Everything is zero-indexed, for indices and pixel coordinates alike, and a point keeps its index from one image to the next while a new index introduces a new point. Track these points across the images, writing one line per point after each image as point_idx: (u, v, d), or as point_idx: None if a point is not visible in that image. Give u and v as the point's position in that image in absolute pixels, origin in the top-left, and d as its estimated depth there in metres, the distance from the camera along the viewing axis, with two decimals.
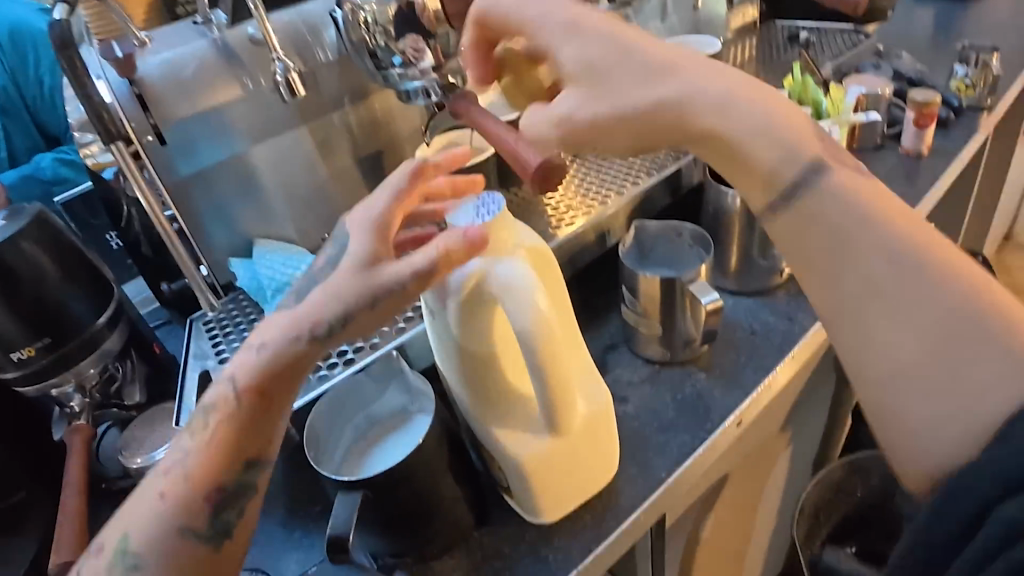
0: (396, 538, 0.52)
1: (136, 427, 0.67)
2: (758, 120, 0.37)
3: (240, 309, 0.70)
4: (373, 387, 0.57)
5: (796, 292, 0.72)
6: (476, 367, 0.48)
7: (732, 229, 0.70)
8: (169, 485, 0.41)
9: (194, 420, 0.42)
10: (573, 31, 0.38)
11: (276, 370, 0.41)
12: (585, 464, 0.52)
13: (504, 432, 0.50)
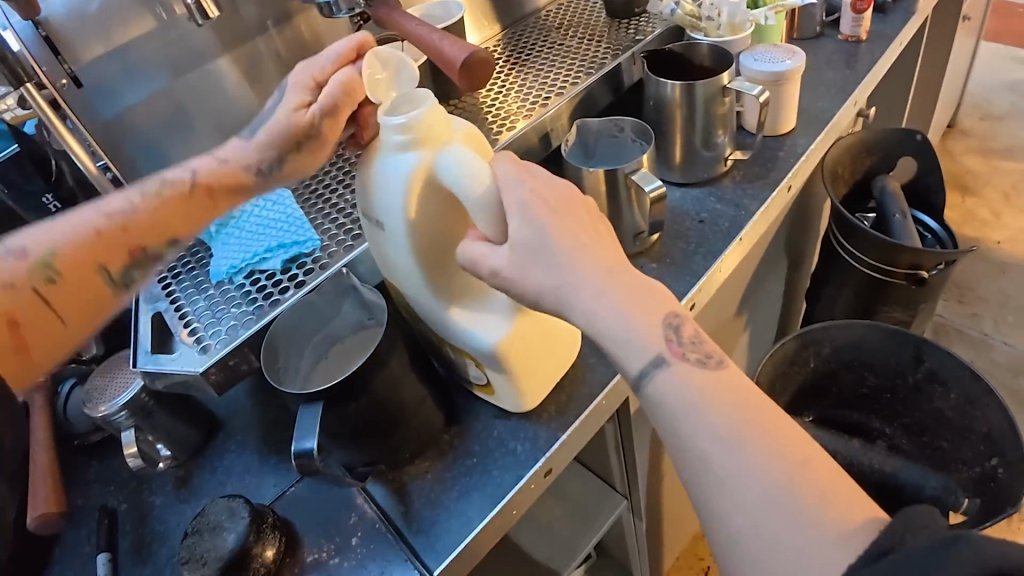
0: (366, 448, 0.53)
1: (97, 377, 0.66)
2: (569, 278, 0.41)
3: (187, 250, 0.68)
4: (328, 305, 0.57)
5: (741, 179, 0.74)
6: (427, 276, 0.48)
7: (674, 120, 0.70)
8: (105, 221, 0.49)
9: (145, 186, 0.52)
10: (518, 198, 0.43)
11: (224, 175, 0.54)
12: (549, 351, 0.53)
13: (465, 326, 0.49)
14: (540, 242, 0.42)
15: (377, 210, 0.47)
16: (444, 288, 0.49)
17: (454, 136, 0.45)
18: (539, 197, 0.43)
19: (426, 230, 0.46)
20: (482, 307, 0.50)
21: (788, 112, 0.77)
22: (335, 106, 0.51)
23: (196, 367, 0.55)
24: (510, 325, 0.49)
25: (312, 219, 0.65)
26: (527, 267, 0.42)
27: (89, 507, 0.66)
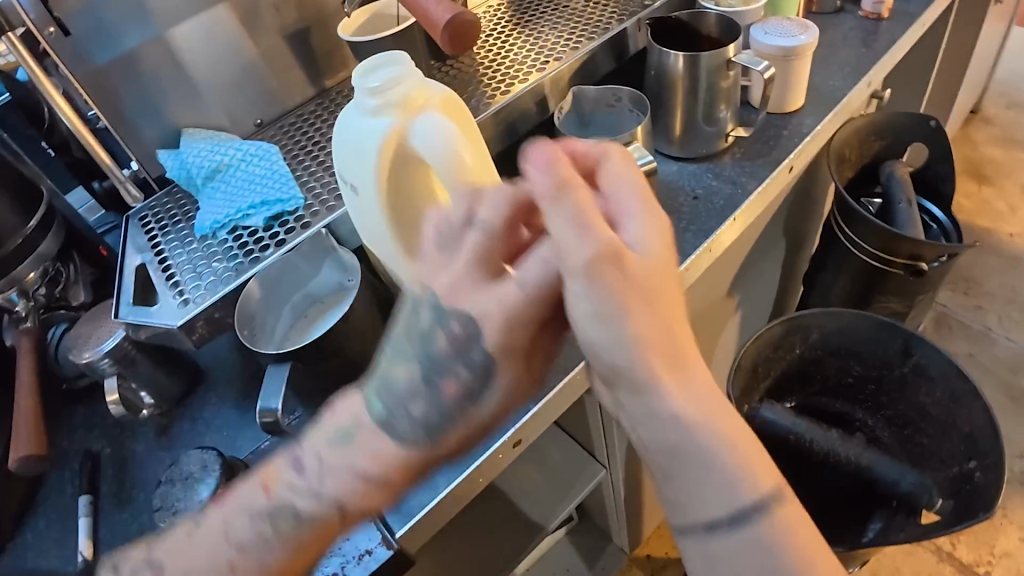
0: None
1: (81, 322, 0.66)
2: (671, 396, 0.38)
3: (175, 203, 0.67)
4: (307, 266, 0.57)
5: (741, 157, 0.72)
6: (398, 242, 0.47)
7: (676, 93, 0.68)
8: (238, 556, 0.43)
9: (273, 512, 0.43)
10: (650, 251, 0.39)
11: (373, 493, 0.44)
12: None
13: None
14: (652, 288, 0.38)
15: (353, 175, 0.46)
16: (419, 257, 0.48)
17: (429, 101, 0.44)
18: (655, 225, 0.40)
19: (397, 196, 0.45)
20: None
21: (796, 90, 0.75)
22: (491, 258, 0.41)
23: (174, 320, 0.55)
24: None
25: (298, 177, 0.64)
26: (623, 305, 0.37)
27: (75, 450, 0.69)
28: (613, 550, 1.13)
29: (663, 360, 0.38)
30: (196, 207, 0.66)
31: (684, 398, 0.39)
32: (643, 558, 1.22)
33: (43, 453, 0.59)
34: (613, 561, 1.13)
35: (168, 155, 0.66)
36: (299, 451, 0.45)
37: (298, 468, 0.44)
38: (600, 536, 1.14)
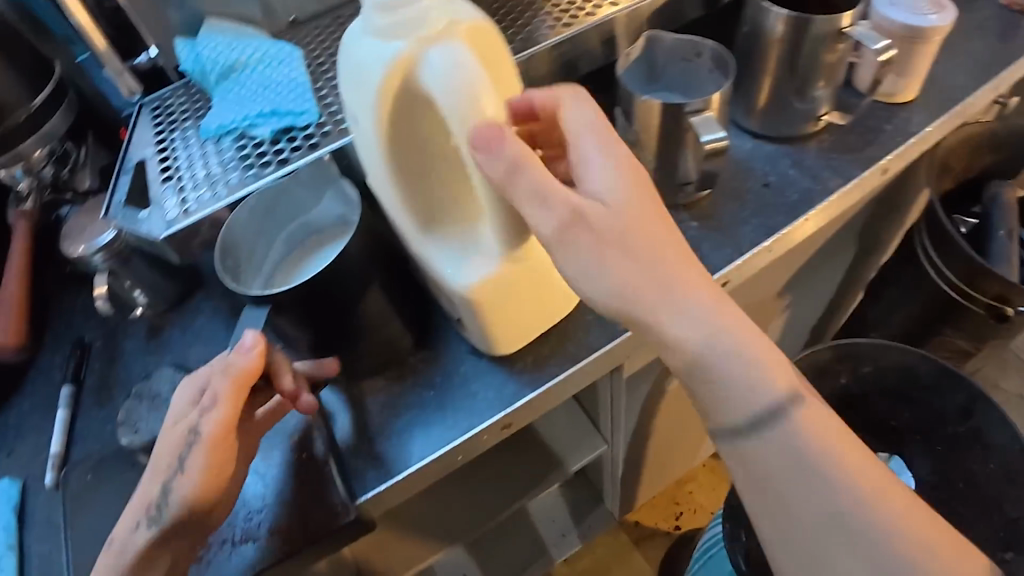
0: (323, 358, 0.50)
1: (80, 213, 0.62)
2: (707, 343, 0.38)
3: (188, 97, 0.61)
4: (308, 195, 0.53)
5: (828, 147, 0.63)
6: (398, 190, 0.42)
7: (768, 59, 0.60)
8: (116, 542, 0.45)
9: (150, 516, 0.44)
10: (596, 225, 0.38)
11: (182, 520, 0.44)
12: (538, 296, 0.47)
13: (443, 256, 0.44)
14: (643, 269, 0.38)
15: (354, 106, 0.40)
16: (422, 213, 0.43)
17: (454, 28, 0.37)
18: (627, 169, 0.40)
19: (397, 135, 0.39)
20: (469, 248, 0.43)
21: (912, 79, 0.63)
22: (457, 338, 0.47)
23: (159, 232, 0.51)
24: (489, 265, 0.43)
25: (317, 87, 0.57)
26: (606, 258, 0.38)
27: (70, 333, 0.67)
28: (600, 512, 1.22)
29: (671, 278, 0.38)
30: (209, 105, 0.60)
31: (686, 321, 0.38)
32: (631, 524, 1.28)
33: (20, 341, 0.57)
34: (598, 521, 1.22)
35: (184, 45, 0.59)
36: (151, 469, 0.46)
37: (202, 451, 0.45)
38: (590, 495, 1.24)
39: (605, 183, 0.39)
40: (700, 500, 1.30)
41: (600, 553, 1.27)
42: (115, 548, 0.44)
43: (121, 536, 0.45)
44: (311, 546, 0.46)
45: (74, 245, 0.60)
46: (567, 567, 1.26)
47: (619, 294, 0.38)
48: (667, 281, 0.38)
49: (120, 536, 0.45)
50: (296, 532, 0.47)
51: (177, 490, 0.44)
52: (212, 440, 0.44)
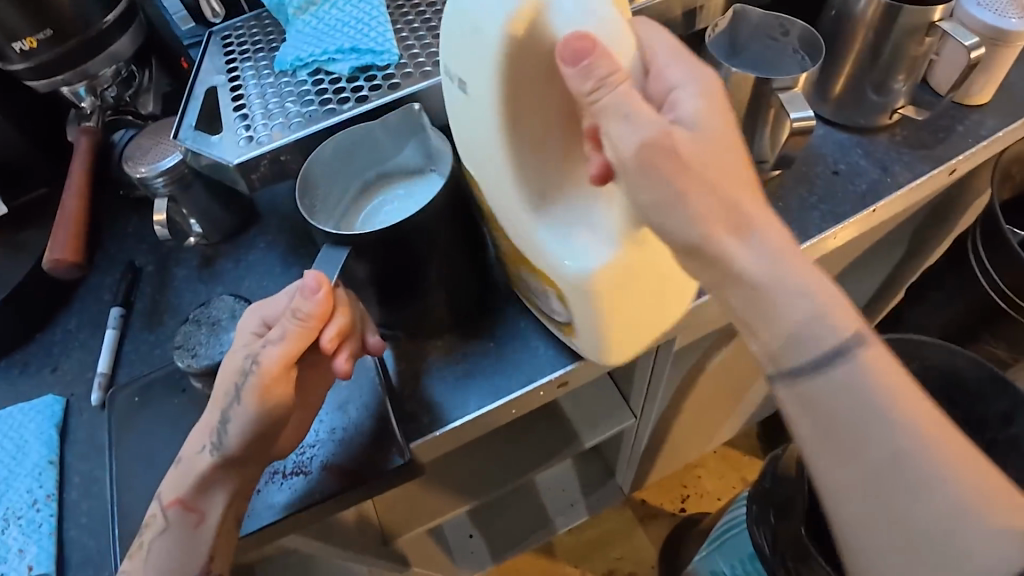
0: (388, 308, 0.50)
1: (143, 134, 0.61)
2: (798, 291, 0.38)
3: (260, 28, 0.60)
4: (388, 146, 0.52)
5: (899, 141, 0.62)
6: (520, 166, 0.40)
7: (853, 45, 0.59)
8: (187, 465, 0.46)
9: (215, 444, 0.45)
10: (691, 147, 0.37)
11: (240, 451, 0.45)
12: (655, 293, 0.45)
13: (557, 237, 0.42)
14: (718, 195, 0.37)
15: (472, 73, 0.38)
16: (536, 189, 0.41)
17: None
18: (711, 96, 0.39)
19: (523, 100, 0.38)
20: (596, 238, 0.41)
21: (990, 81, 0.62)
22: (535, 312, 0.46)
23: (231, 158, 0.51)
24: (616, 250, 0.41)
25: (397, 29, 0.56)
26: (691, 195, 0.37)
27: (122, 257, 0.68)
28: (612, 486, 1.27)
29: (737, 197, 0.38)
30: (282, 38, 0.59)
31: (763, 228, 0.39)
32: (637, 501, 1.32)
33: (77, 260, 0.55)
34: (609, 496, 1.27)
35: None
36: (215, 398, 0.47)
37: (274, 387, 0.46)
38: (602, 471, 1.29)
39: (689, 104, 0.38)
40: (708, 485, 1.33)
41: (605, 526, 1.30)
42: (181, 466, 0.46)
43: (186, 458, 0.46)
44: (359, 483, 0.47)
45: (140, 166, 0.59)
46: (571, 538, 1.30)
47: (696, 211, 0.37)
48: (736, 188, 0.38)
49: (185, 456, 0.46)
50: (352, 467, 0.48)
51: (236, 420, 0.44)
52: (264, 376, 0.44)
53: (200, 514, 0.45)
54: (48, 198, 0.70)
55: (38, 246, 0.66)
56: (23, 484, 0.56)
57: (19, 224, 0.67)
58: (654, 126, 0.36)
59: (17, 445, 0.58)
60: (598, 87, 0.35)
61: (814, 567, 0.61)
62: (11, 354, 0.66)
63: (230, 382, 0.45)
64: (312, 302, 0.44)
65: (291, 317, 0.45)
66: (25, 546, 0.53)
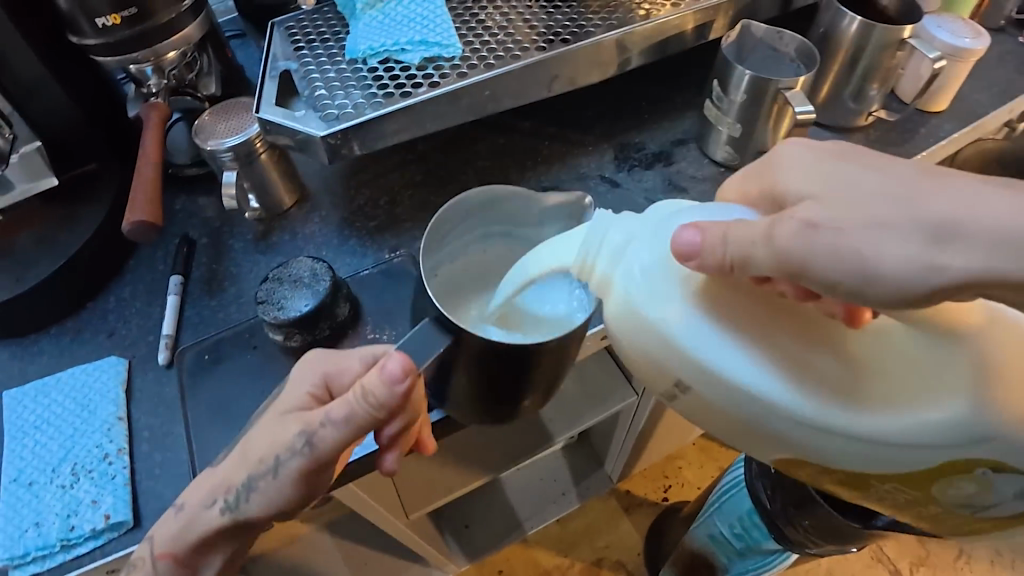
0: (469, 382, 0.50)
1: (210, 113, 0.66)
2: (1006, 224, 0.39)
3: (324, 21, 0.67)
4: (532, 218, 0.57)
5: (874, 139, 0.73)
6: (808, 415, 0.43)
7: (832, 60, 0.69)
8: (182, 509, 0.50)
9: (224, 499, 0.49)
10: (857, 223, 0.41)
11: (251, 518, 0.51)
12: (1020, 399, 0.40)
13: (929, 453, 0.42)
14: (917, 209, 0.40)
15: (688, 376, 0.45)
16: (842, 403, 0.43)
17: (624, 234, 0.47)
18: (840, 157, 0.44)
19: (724, 322, 0.44)
20: (917, 401, 0.42)
21: (945, 91, 0.74)
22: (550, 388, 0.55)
23: (318, 130, 0.57)
24: (929, 405, 0.41)
25: (458, 30, 0.64)
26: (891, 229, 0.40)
27: (174, 231, 0.71)
28: (600, 475, 1.35)
29: (897, 195, 0.41)
30: (346, 31, 0.66)
31: (939, 202, 0.40)
32: (622, 492, 1.39)
33: (156, 224, 0.59)
34: (598, 483, 1.35)
35: None
36: (237, 451, 0.50)
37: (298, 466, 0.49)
38: (589, 460, 1.37)
39: (800, 178, 0.43)
40: (687, 476, 1.41)
41: (591, 516, 1.36)
42: (184, 517, 0.50)
43: (191, 505, 0.50)
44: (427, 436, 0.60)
45: (204, 135, 0.64)
46: (559, 527, 1.34)
47: (899, 237, 0.40)
48: (900, 183, 0.41)
49: (192, 505, 0.50)
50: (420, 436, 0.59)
51: (260, 492, 0.49)
52: (316, 454, 0.48)
53: (191, 569, 0.52)
54: (97, 173, 0.70)
55: (94, 216, 0.67)
56: (90, 439, 0.57)
57: (70, 198, 0.68)
58: (764, 224, 0.41)
59: (81, 404, 0.59)
60: (716, 239, 0.41)
61: (813, 512, 0.70)
62: (61, 321, 0.67)
63: (269, 450, 0.48)
64: (388, 391, 0.44)
65: (361, 404, 0.46)
66: (98, 498, 0.55)
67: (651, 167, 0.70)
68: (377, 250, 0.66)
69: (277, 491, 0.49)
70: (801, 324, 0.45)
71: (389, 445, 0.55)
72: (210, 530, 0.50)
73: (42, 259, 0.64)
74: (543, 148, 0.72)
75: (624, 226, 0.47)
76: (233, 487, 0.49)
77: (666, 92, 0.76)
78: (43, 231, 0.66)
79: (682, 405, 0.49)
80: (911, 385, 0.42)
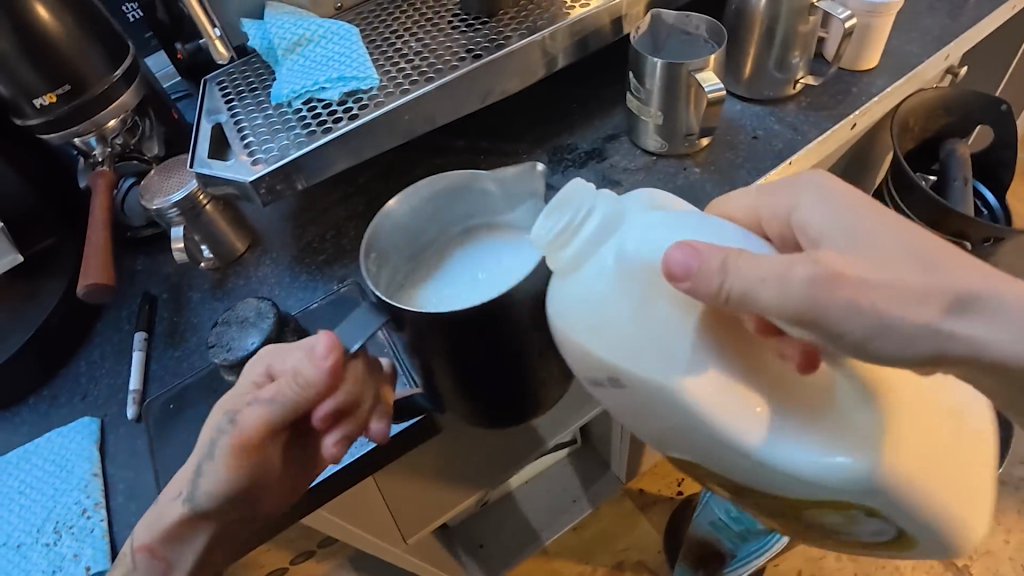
0: (450, 373, 0.53)
1: (155, 173, 0.68)
2: (1008, 308, 0.42)
3: (251, 70, 0.69)
4: (502, 203, 0.59)
5: (806, 106, 0.74)
6: (743, 434, 0.41)
7: (751, 33, 0.69)
8: (152, 510, 0.52)
9: (183, 488, 0.51)
10: (866, 266, 0.42)
11: (210, 510, 0.51)
12: (938, 462, 0.42)
13: (833, 489, 0.41)
14: (921, 272, 0.42)
15: (622, 375, 0.43)
16: (775, 422, 0.41)
17: (597, 210, 0.44)
18: (854, 203, 0.46)
19: (665, 330, 0.42)
20: (853, 447, 0.40)
21: (872, 48, 0.74)
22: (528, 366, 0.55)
23: (246, 176, 0.59)
24: (870, 451, 0.40)
25: (374, 60, 0.66)
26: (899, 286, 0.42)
27: (135, 290, 0.75)
28: (608, 476, 1.32)
29: (915, 258, 0.43)
30: (272, 77, 0.68)
31: (949, 274, 0.43)
32: (635, 492, 1.39)
33: (110, 284, 0.62)
34: (608, 485, 1.32)
35: (252, 24, 0.67)
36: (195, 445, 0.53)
37: (233, 446, 0.50)
38: (597, 464, 1.34)
39: (822, 219, 0.45)
40: None
41: (607, 520, 1.37)
42: (155, 510, 0.52)
43: (159, 504, 0.52)
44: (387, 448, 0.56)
45: (149, 195, 0.66)
46: (576, 536, 1.36)
47: (910, 295, 0.42)
48: (927, 242, 0.44)
49: (161, 498, 0.52)
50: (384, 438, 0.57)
51: (208, 476, 0.51)
52: (249, 429, 0.50)
53: (166, 564, 0.52)
54: (55, 248, 0.73)
55: (58, 286, 0.71)
56: (70, 497, 0.60)
57: (36, 273, 0.72)
58: (784, 260, 0.41)
59: (59, 465, 0.62)
60: (713, 265, 0.40)
61: None
62: (38, 390, 0.70)
63: (211, 435, 0.51)
64: (315, 366, 0.48)
65: (291, 382, 0.49)
66: (79, 551, 0.57)
67: (584, 165, 0.71)
68: (328, 283, 0.68)
69: (227, 480, 0.51)
70: (742, 339, 0.43)
71: (334, 423, 0.51)
72: (172, 523, 0.51)
73: (15, 332, 0.68)
74: (479, 162, 0.74)
75: (601, 203, 0.45)
76: (190, 477, 0.51)
77: (594, 91, 0.78)
78: (12, 308, 0.70)
79: (600, 393, 0.47)
80: (853, 430, 0.41)
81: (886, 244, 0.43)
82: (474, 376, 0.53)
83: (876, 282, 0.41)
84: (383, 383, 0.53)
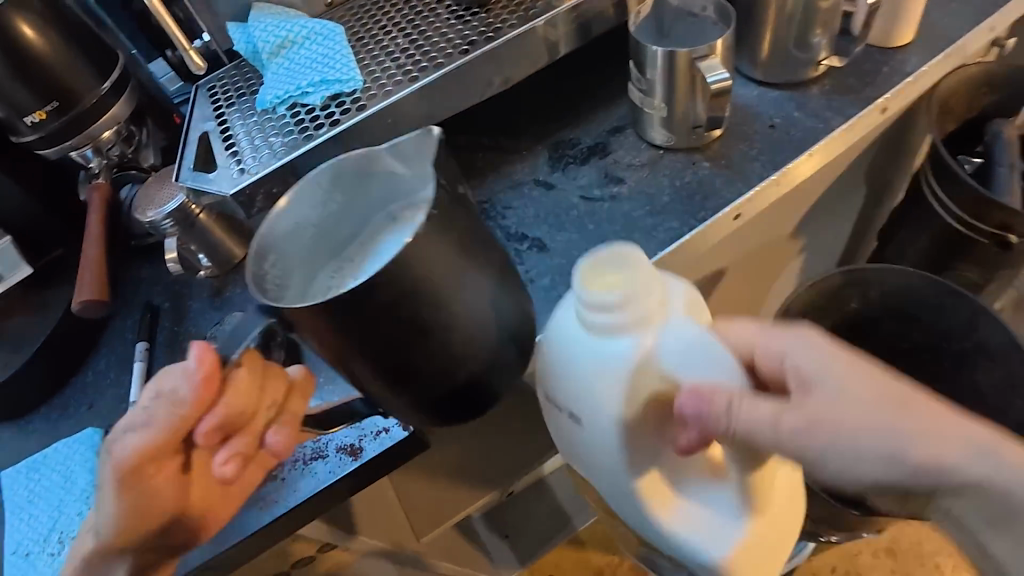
0: (382, 369, 0.43)
1: (151, 182, 0.68)
2: (991, 471, 0.41)
3: (239, 74, 0.67)
4: (411, 179, 0.47)
5: (830, 89, 0.67)
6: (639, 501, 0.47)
7: (766, 12, 0.63)
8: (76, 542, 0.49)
9: (94, 519, 0.47)
10: (835, 432, 0.42)
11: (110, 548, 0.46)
12: (768, 560, 0.49)
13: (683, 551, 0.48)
14: (903, 452, 0.42)
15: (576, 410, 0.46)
16: (660, 494, 0.46)
17: (659, 300, 0.42)
18: (838, 357, 0.44)
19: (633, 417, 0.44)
20: (715, 541, 0.46)
21: (905, 23, 0.67)
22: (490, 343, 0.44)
23: (227, 188, 0.58)
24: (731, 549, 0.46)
25: (359, 59, 0.63)
26: (867, 459, 0.42)
27: (137, 300, 0.75)
28: None
29: (901, 435, 0.42)
30: (259, 81, 0.66)
31: (936, 444, 0.42)
32: None
33: (104, 300, 0.62)
34: None
35: (237, 27, 0.65)
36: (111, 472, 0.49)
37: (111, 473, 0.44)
38: None
39: (808, 362, 0.45)
40: None
41: None
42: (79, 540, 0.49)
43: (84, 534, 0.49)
44: (364, 464, 0.53)
45: (142, 205, 0.66)
46: (603, 529, 1.34)
47: (882, 450, 0.42)
48: (905, 400, 0.43)
49: (84, 527, 0.49)
50: (358, 450, 0.54)
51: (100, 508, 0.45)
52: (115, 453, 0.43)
53: None
54: (65, 258, 0.76)
55: (64, 296, 0.72)
56: (72, 508, 0.61)
57: (44, 284, 0.73)
58: (773, 413, 0.42)
59: (64, 475, 0.63)
60: (719, 409, 0.40)
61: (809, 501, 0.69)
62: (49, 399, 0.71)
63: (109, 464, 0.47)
64: (183, 379, 0.42)
65: (161, 396, 0.43)
66: None
67: (586, 161, 0.66)
68: None
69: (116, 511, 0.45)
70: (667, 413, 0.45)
71: (224, 438, 0.45)
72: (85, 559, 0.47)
73: (25, 343, 0.69)
74: (477, 159, 0.69)
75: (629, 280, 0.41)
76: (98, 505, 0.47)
77: (599, 79, 0.73)
78: (20, 319, 0.70)
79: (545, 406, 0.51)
80: (730, 531, 0.46)
81: (869, 401, 0.43)
82: (412, 365, 0.43)
83: (842, 437, 0.42)
84: (286, 388, 0.46)
